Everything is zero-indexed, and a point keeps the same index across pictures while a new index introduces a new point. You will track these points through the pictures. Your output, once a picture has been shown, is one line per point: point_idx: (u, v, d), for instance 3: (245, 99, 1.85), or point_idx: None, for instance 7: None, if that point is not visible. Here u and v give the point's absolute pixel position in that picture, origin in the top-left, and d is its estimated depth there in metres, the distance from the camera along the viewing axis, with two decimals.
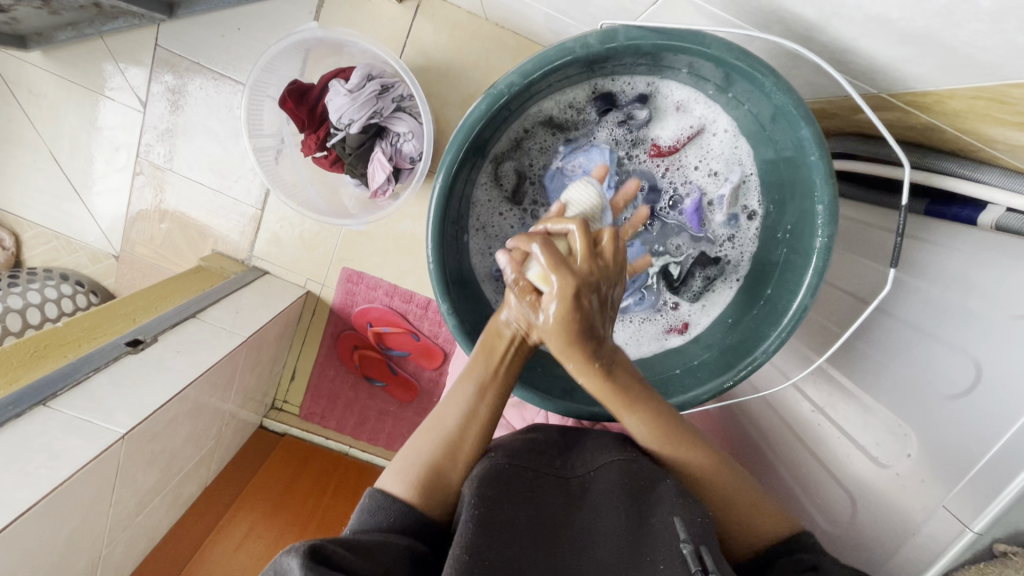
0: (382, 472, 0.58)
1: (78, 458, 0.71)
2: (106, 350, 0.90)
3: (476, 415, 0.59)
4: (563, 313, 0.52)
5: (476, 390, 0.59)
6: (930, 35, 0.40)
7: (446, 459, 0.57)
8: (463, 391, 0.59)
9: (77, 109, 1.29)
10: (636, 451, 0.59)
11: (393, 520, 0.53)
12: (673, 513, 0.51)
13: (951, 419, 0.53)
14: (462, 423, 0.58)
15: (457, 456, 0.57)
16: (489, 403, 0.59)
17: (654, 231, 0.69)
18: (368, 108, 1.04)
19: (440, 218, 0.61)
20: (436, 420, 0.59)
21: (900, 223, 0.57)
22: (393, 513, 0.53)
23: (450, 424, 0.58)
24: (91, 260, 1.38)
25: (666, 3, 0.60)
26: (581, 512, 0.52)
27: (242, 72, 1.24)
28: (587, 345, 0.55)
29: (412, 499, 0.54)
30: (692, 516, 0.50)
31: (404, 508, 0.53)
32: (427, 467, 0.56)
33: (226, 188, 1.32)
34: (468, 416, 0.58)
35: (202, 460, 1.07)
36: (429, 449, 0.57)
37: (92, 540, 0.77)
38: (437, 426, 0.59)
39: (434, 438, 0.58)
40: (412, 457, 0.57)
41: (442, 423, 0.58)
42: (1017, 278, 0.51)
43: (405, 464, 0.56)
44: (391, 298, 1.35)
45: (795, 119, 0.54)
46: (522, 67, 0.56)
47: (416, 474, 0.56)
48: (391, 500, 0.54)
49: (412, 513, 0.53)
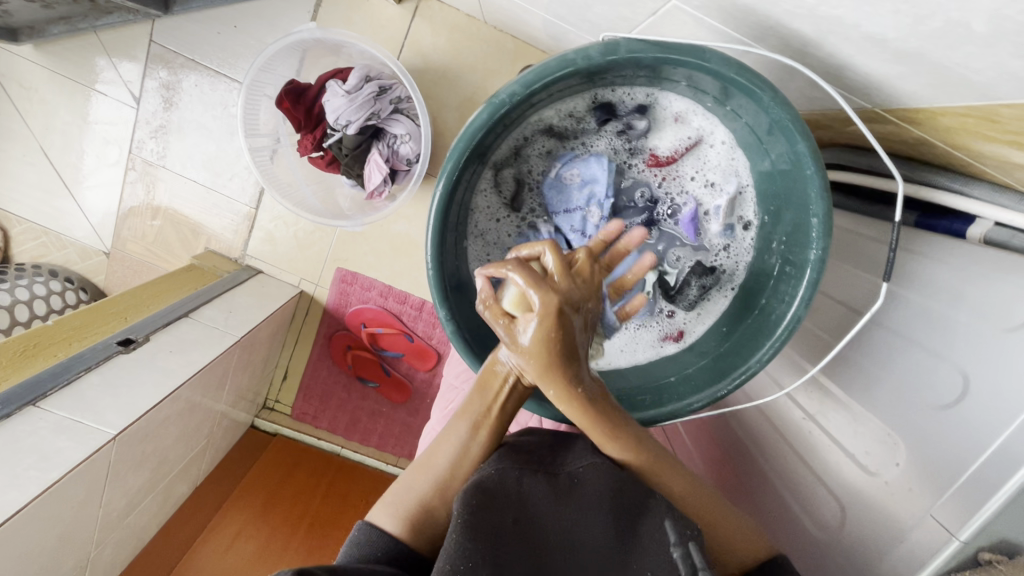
0: (378, 503, 0.60)
1: (69, 459, 0.70)
2: (97, 350, 0.89)
3: (470, 455, 0.60)
4: (543, 332, 0.51)
5: (471, 431, 0.61)
6: (924, 54, 0.41)
7: (438, 497, 0.59)
8: (459, 430, 0.61)
9: (69, 103, 1.27)
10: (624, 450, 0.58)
11: (381, 552, 0.54)
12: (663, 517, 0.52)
13: (939, 429, 0.54)
14: (456, 458, 0.60)
15: (448, 493, 0.59)
16: (484, 441, 0.61)
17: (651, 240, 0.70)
18: (366, 109, 1.04)
19: (439, 225, 0.62)
20: (428, 461, 0.61)
21: (893, 238, 0.58)
22: (381, 547, 0.55)
23: (441, 465, 0.60)
24: (81, 256, 1.36)
25: (665, 14, 0.61)
26: (570, 506, 0.52)
27: (237, 69, 1.23)
28: (566, 367, 0.53)
29: (402, 534, 0.56)
30: (684, 524, 0.52)
31: (392, 542, 0.55)
32: (417, 505, 0.58)
33: (220, 186, 1.31)
34: (463, 456, 0.60)
35: (193, 460, 1.06)
36: (423, 487, 0.59)
37: (81, 541, 0.77)
38: (432, 460, 0.61)
39: (427, 477, 0.60)
40: (405, 493, 0.59)
41: (434, 465, 0.60)
42: (1005, 291, 0.53)
43: (398, 500, 0.58)
44: (386, 298, 1.35)
45: (791, 134, 0.55)
46: (524, 77, 0.56)
47: (406, 509, 0.58)
48: (379, 535, 0.56)
49: (400, 548, 0.55)
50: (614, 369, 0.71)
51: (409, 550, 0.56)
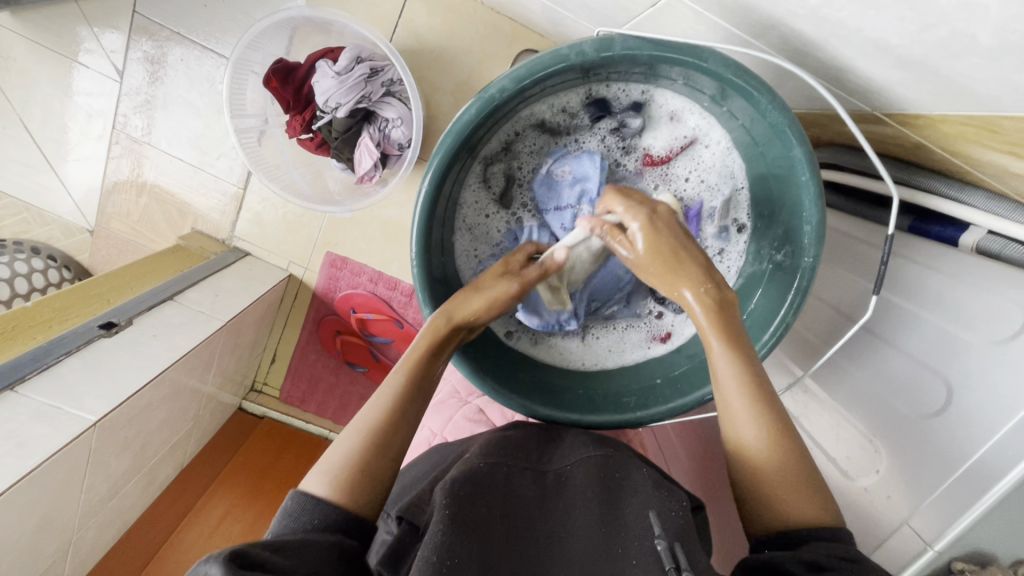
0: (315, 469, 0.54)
1: (49, 445, 0.70)
2: (78, 333, 0.88)
3: (404, 414, 0.57)
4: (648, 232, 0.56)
5: (406, 386, 0.58)
6: (928, 63, 0.39)
7: (373, 456, 0.54)
8: (396, 384, 0.58)
9: (50, 74, 1.22)
10: (610, 449, 0.61)
11: (317, 520, 0.49)
12: (650, 509, 0.51)
13: (927, 438, 0.55)
14: (395, 413, 0.56)
15: (386, 454, 0.55)
16: (419, 398, 0.59)
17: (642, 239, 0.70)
18: (356, 92, 1.01)
19: (425, 221, 0.60)
20: (361, 419, 0.56)
21: (885, 250, 0.57)
22: (318, 513, 0.49)
23: (377, 424, 0.55)
24: (65, 233, 1.34)
25: (665, 6, 0.58)
26: (558, 503, 0.54)
27: (225, 44, 1.19)
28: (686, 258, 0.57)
29: (339, 500, 0.50)
30: (667, 510, 0.51)
31: (328, 508, 0.49)
32: (351, 466, 0.52)
33: (207, 165, 1.28)
34: (403, 409, 0.57)
35: (178, 443, 1.05)
36: (354, 448, 0.54)
37: (62, 525, 0.76)
38: (369, 413, 0.56)
39: (366, 435, 0.55)
40: (340, 457, 0.53)
41: (367, 424, 0.55)
42: (996, 303, 0.52)
43: (331, 461, 0.53)
44: (375, 284, 1.34)
45: (788, 138, 0.53)
46: (515, 72, 0.54)
47: (341, 473, 0.52)
48: (314, 502, 0.50)
49: (340, 514, 0.50)
50: (601, 370, 0.72)
51: (350, 514, 0.50)
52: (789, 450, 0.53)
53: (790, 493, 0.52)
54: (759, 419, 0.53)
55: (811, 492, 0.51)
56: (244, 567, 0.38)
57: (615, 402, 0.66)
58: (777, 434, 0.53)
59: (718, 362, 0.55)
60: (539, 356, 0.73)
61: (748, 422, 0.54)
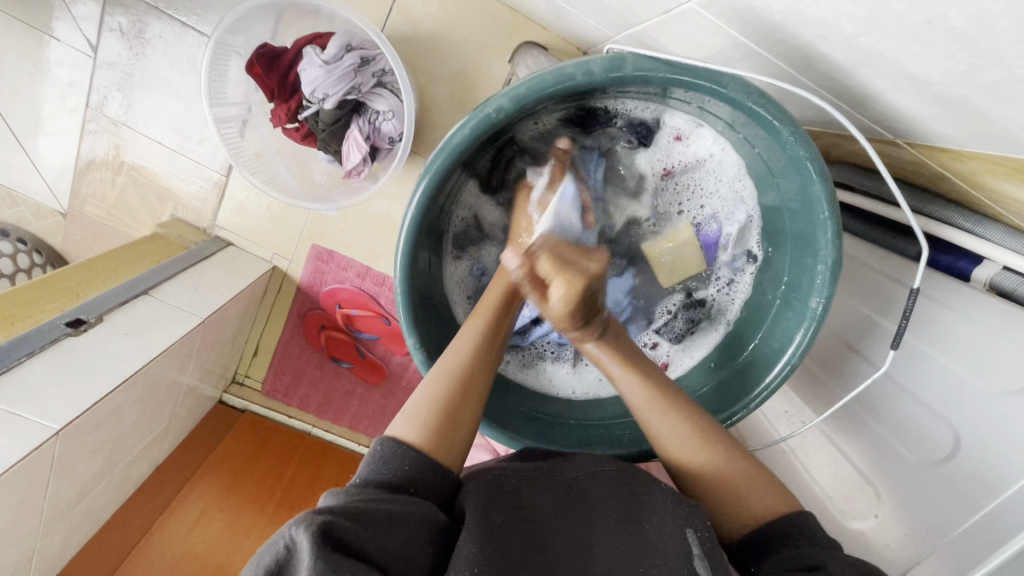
0: (395, 421, 0.54)
1: (7, 456, 0.65)
2: (45, 331, 0.83)
3: (486, 356, 0.59)
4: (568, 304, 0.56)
5: (485, 329, 0.60)
6: (970, 102, 0.36)
7: (459, 397, 0.55)
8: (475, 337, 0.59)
9: (17, 47, 1.14)
10: (621, 463, 0.59)
11: (409, 468, 0.48)
12: (683, 525, 0.50)
13: (948, 483, 0.54)
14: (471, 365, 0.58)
15: (468, 401, 0.56)
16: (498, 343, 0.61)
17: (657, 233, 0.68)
18: (345, 83, 0.96)
19: (412, 241, 0.57)
20: (448, 362, 0.58)
21: (908, 306, 0.53)
22: (405, 462, 0.48)
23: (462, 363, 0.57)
24: (35, 215, 1.27)
25: (679, 15, 0.54)
26: (588, 507, 0.52)
27: (207, 22, 1.13)
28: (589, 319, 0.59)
29: (421, 443, 0.51)
30: (700, 529, 0.50)
31: (419, 454, 0.50)
32: (436, 410, 0.53)
33: (188, 150, 1.22)
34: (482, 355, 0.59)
35: (154, 441, 1.02)
36: (438, 392, 0.55)
37: (23, 536, 0.72)
38: (450, 361, 0.58)
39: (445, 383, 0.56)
40: (423, 401, 0.54)
41: (453, 364, 0.57)
42: (1011, 349, 0.50)
43: (417, 407, 0.53)
44: (362, 280, 1.29)
45: (806, 173, 0.51)
46: (514, 91, 0.50)
47: (428, 419, 0.53)
48: (402, 445, 0.50)
49: (421, 455, 0.50)
50: (593, 398, 0.71)
51: (443, 477, 0.50)
52: (729, 451, 0.56)
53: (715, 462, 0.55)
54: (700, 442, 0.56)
55: (764, 485, 0.54)
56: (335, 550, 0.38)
57: (609, 436, 0.65)
58: (717, 449, 0.56)
59: (621, 384, 0.61)
60: (527, 381, 0.71)
61: (668, 428, 0.57)
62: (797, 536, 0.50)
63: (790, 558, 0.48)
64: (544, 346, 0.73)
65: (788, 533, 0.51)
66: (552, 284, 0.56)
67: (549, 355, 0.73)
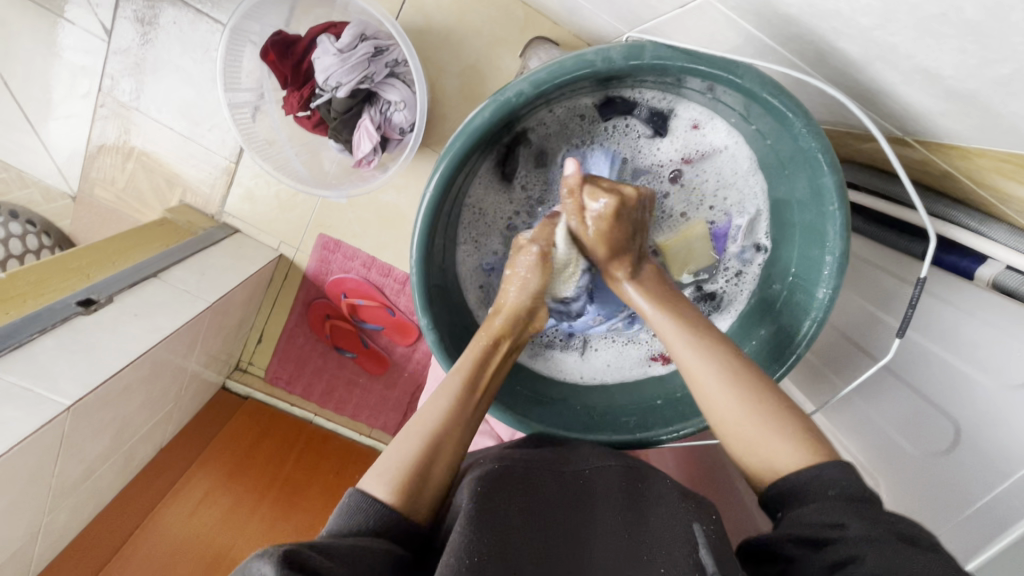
0: (366, 474, 0.54)
1: (18, 430, 0.66)
2: (56, 310, 0.84)
3: (467, 407, 0.59)
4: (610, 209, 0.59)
5: (464, 386, 0.59)
6: (980, 97, 0.37)
7: (431, 459, 0.55)
8: (454, 386, 0.59)
9: (31, 30, 1.15)
10: (627, 458, 0.60)
11: (375, 521, 0.49)
12: (683, 516, 0.52)
13: (951, 475, 0.56)
14: (451, 410, 0.58)
15: (442, 453, 0.56)
16: (478, 394, 0.60)
17: (671, 224, 0.68)
18: (358, 71, 0.97)
19: (430, 219, 0.57)
20: (421, 421, 0.58)
21: (914, 295, 0.54)
22: (373, 514, 0.49)
23: (437, 419, 0.57)
24: (44, 197, 1.27)
25: (694, 9, 0.55)
26: (587, 502, 0.53)
27: (222, 10, 1.14)
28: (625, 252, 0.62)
29: (395, 502, 0.51)
30: (701, 519, 0.52)
31: (388, 512, 0.50)
32: (410, 469, 0.53)
33: (198, 136, 1.23)
34: (461, 406, 0.59)
35: (158, 423, 1.02)
36: (412, 449, 0.55)
37: (29, 510, 0.73)
38: (428, 415, 0.58)
39: (418, 438, 0.56)
40: (398, 457, 0.54)
41: (427, 424, 0.57)
42: (1010, 345, 0.51)
43: (388, 463, 0.54)
44: (368, 270, 1.30)
45: (818, 165, 0.53)
46: (535, 76, 0.51)
47: (400, 474, 0.53)
48: (371, 501, 0.50)
49: (393, 516, 0.50)
50: (601, 385, 0.72)
51: (411, 535, 0.51)
52: (746, 390, 0.55)
53: (750, 439, 0.54)
54: (714, 363, 0.57)
55: (788, 439, 0.52)
56: (298, 570, 0.38)
57: (615, 422, 0.67)
58: (745, 399, 0.55)
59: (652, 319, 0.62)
60: (538, 368, 0.72)
61: (699, 367, 0.58)
62: (821, 489, 0.48)
63: (810, 512, 0.47)
64: (554, 336, 0.73)
65: (813, 489, 0.48)
66: (591, 195, 0.60)
67: (558, 344, 0.73)
